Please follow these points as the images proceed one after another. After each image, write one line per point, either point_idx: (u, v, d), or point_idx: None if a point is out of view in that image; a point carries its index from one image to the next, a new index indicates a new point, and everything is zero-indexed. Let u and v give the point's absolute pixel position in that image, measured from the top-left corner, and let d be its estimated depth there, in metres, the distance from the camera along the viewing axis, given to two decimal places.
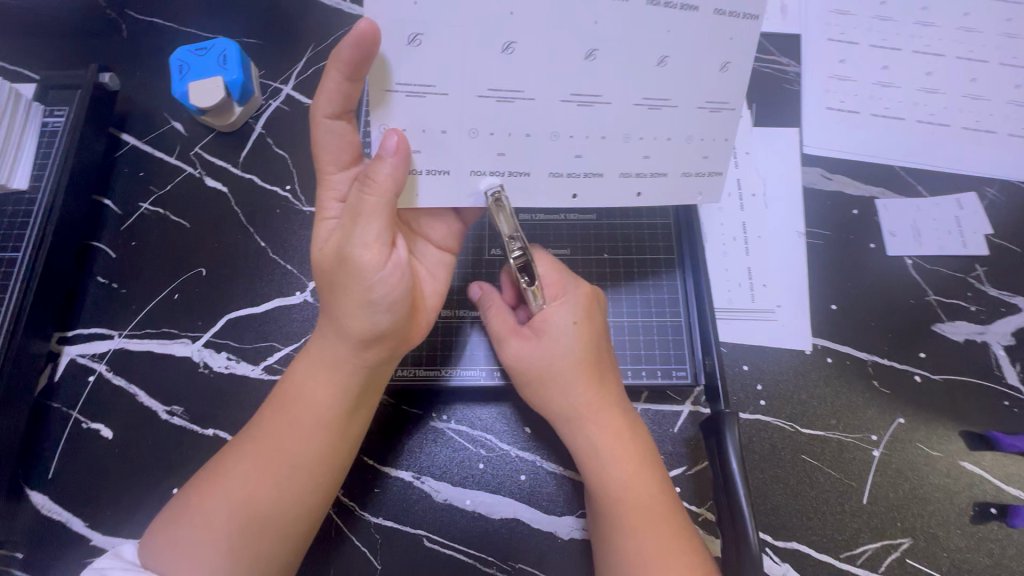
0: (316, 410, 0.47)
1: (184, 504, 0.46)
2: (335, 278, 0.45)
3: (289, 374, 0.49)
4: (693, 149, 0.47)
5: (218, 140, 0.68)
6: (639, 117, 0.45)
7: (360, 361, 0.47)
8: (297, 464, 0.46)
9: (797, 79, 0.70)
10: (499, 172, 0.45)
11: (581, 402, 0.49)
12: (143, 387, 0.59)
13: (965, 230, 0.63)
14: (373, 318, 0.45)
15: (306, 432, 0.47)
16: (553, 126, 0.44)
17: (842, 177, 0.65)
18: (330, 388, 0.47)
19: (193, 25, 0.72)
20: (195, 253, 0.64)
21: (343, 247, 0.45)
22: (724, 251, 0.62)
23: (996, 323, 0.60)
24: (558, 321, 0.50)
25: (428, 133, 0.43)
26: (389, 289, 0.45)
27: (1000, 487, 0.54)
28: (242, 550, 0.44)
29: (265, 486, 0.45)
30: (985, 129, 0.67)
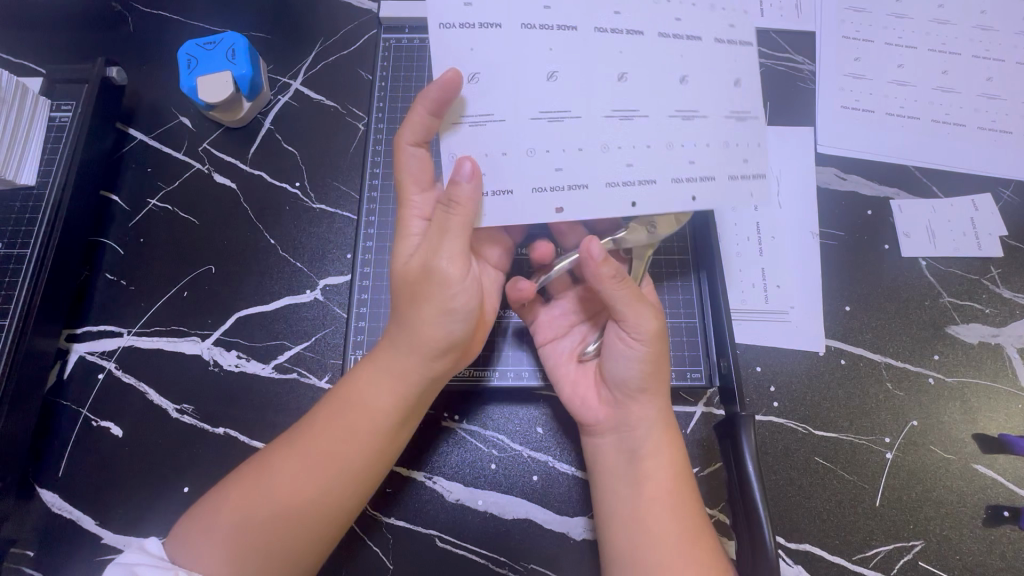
0: (375, 417, 0.47)
1: (221, 500, 0.45)
2: (416, 289, 0.46)
3: (348, 378, 0.49)
4: (733, 153, 0.45)
5: (226, 136, 0.67)
6: (676, 128, 0.44)
7: (427, 372, 0.48)
8: (347, 471, 0.46)
9: (812, 77, 0.69)
10: (558, 186, 0.43)
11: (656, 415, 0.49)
12: (153, 385, 0.59)
13: (979, 231, 0.62)
14: (447, 328, 0.46)
15: (360, 439, 0.47)
16: (602, 140, 0.43)
17: (856, 177, 0.65)
18: (392, 396, 0.47)
19: (201, 18, 0.71)
20: (205, 250, 0.63)
21: (428, 260, 0.46)
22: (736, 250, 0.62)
23: (1010, 325, 0.59)
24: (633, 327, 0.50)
25: (490, 156, 0.43)
26: (467, 300, 0.47)
27: (1012, 490, 0.54)
28: (277, 547, 0.44)
29: (315, 489, 0.45)
30: (1001, 129, 0.66)
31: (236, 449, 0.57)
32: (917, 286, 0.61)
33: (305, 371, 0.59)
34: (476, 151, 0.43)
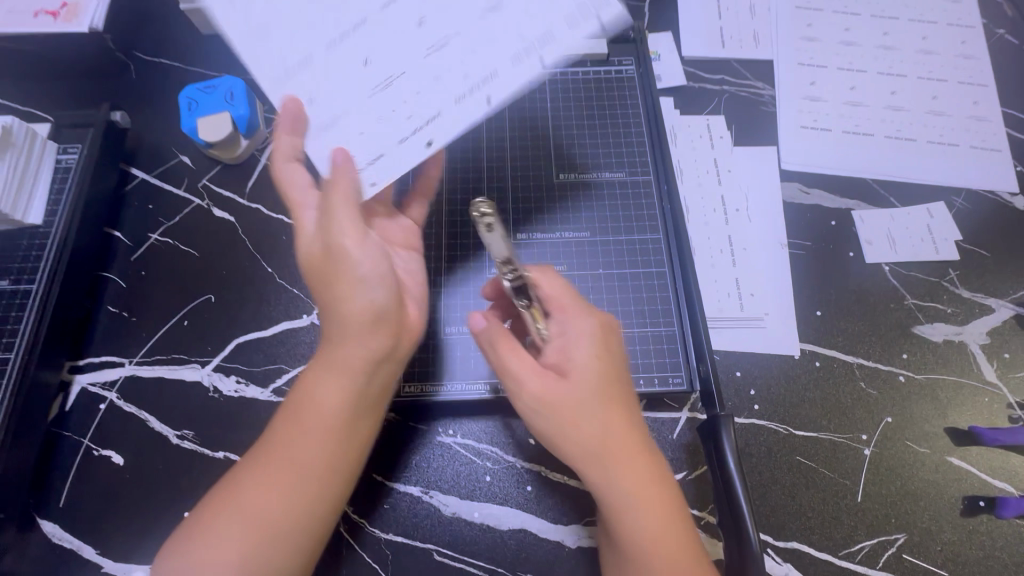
0: (323, 415, 0.47)
1: (198, 523, 0.46)
2: (324, 273, 0.48)
3: (299, 385, 0.49)
4: (593, 74, 0.46)
5: (224, 173, 0.71)
6: (523, 70, 0.46)
7: (365, 355, 0.48)
8: (302, 476, 0.47)
9: (772, 101, 0.75)
10: (386, 144, 0.46)
11: (609, 438, 0.45)
12: (154, 413, 0.60)
13: (936, 237, 0.67)
14: (367, 295, 0.47)
15: (310, 441, 0.47)
16: (414, 108, 0.47)
17: (819, 191, 0.69)
18: (335, 390, 0.48)
19: (198, 65, 0.78)
20: (204, 280, 0.66)
21: (325, 242, 0.48)
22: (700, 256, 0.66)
23: (972, 323, 0.63)
24: (579, 357, 0.46)
25: (348, 136, 0.47)
26: (376, 266, 0.48)
27: (986, 479, 0.57)
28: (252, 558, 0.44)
29: (276, 496, 0.46)
30: (949, 142, 0.72)
31: None
32: (880, 289, 0.64)
33: None
34: (349, 135, 0.47)
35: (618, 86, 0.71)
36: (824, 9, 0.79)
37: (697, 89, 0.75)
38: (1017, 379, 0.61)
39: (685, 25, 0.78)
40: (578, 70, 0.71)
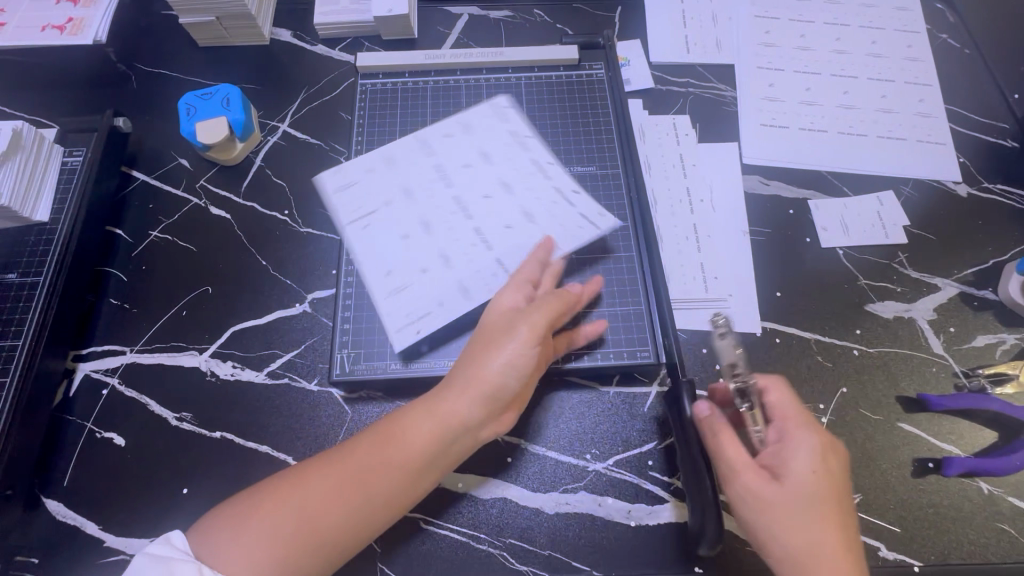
0: (409, 454, 0.51)
1: (250, 505, 0.49)
2: (490, 338, 0.54)
3: (414, 407, 0.54)
4: (446, 295, 0.60)
5: (221, 174, 0.76)
6: (485, 252, 0.62)
7: (467, 420, 0.52)
8: (379, 498, 0.50)
9: (733, 101, 0.80)
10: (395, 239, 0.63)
11: (812, 471, 0.48)
12: (154, 397, 0.63)
13: (886, 222, 0.72)
14: (507, 372, 0.52)
15: (393, 467, 0.51)
16: (426, 219, 0.64)
17: (778, 182, 0.75)
18: (448, 427, 0.52)
19: (196, 75, 0.83)
20: (202, 273, 0.70)
21: (507, 317, 0.55)
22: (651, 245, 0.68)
23: (919, 300, 0.68)
24: (797, 449, 0.49)
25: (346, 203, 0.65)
26: (519, 357, 0.52)
27: (934, 443, 0.61)
28: (297, 556, 0.47)
29: (337, 509, 0.49)
30: (897, 137, 0.77)
31: (233, 451, 0.61)
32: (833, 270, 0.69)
33: (296, 376, 0.64)
34: (387, 203, 0.65)
35: (589, 89, 0.76)
36: (780, 17, 0.86)
37: (665, 91, 0.81)
38: (962, 350, 0.65)
39: (652, 32, 0.84)
40: (552, 75, 0.77)
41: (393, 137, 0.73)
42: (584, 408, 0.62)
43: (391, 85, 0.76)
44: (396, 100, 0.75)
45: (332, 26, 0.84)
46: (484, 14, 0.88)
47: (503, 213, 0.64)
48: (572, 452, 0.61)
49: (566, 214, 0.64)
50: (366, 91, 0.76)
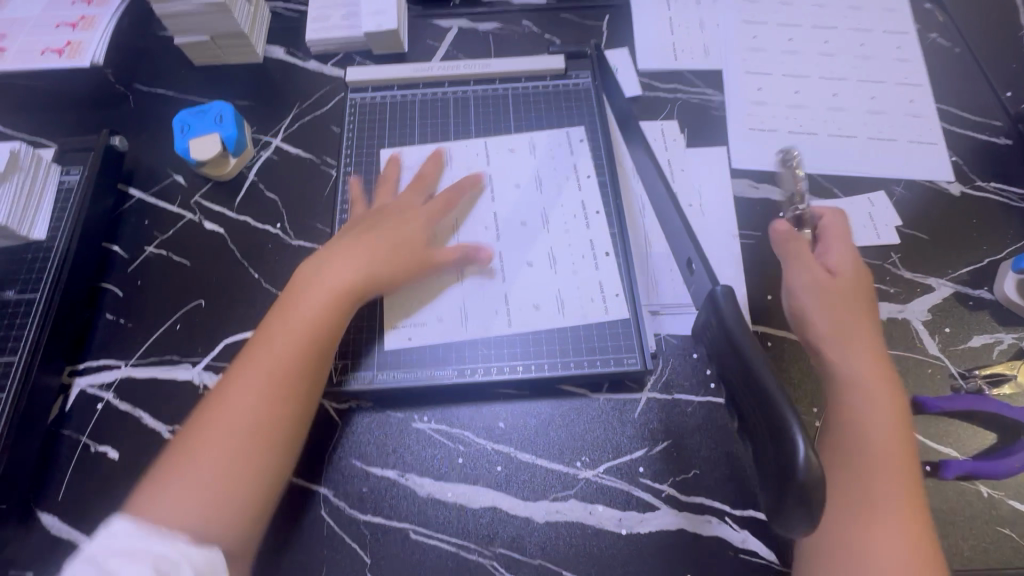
0: (286, 336, 0.56)
1: (163, 473, 0.51)
2: (363, 227, 0.64)
3: (264, 322, 0.59)
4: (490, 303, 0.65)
5: (216, 189, 0.77)
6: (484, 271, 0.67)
7: (321, 287, 0.59)
8: (276, 391, 0.54)
9: (721, 106, 0.80)
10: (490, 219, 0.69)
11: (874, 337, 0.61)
12: (148, 410, 0.64)
13: (878, 224, 0.71)
14: (354, 258, 0.61)
15: (260, 365, 0.55)
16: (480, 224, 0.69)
17: (767, 186, 0.75)
18: (301, 316, 0.57)
19: (193, 94, 0.85)
20: (196, 287, 0.70)
21: (371, 218, 0.65)
22: (597, 270, 0.66)
23: (914, 302, 0.67)
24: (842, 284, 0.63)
25: (480, 162, 0.73)
26: (383, 245, 0.63)
27: (931, 446, 0.60)
28: (228, 480, 0.50)
29: (241, 416, 0.53)
30: (888, 138, 0.77)
31: None
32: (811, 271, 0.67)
33: None
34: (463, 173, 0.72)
35: (576, 98, 0.77)
36: (768, 21, 0.86)
37: (652, 98, 0.81)
38: (959, 351, 0.64)
39: (639, 40, 0.85)
40: (539, 85, 0.77)
41: (382, 150, 0.75)
42: (573, 414, 0.62)
43: (380, 99, 0.77)
44: (384, 114, 0.77)
45: (323, 43, 0.85)
46: (473, 27, 0.89)
47: (516, 249, 0.68)
48: (561, 459, 0.60)
49: (562, 254, 0.67)
50: (355, 106, 0.78)
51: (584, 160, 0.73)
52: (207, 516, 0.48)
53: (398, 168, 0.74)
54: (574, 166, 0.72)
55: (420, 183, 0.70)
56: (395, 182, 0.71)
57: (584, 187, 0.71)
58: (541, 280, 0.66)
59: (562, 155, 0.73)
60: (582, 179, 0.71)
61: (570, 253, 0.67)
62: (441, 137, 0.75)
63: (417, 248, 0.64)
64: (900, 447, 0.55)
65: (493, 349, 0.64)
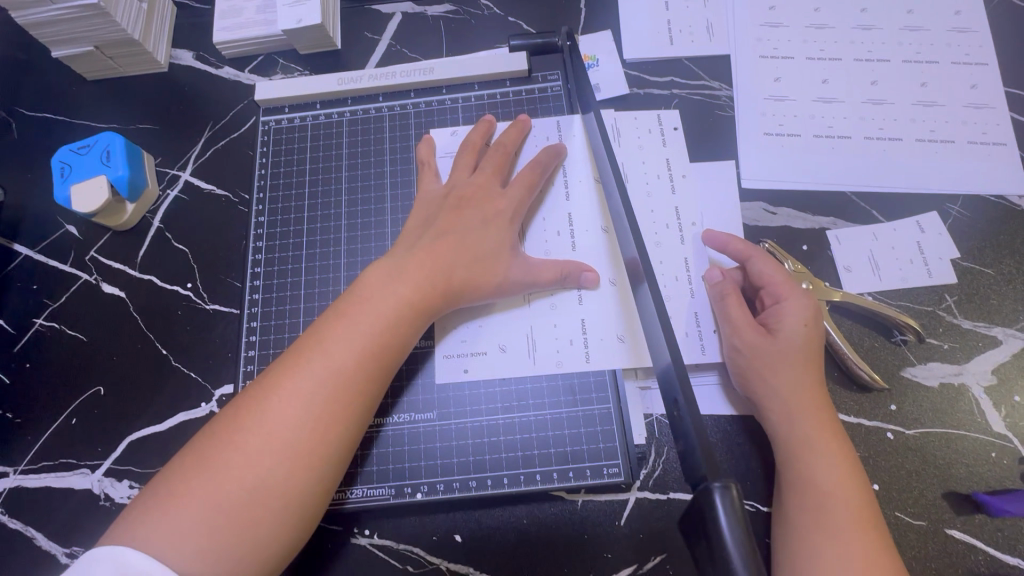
0: (332, 372, 0.44)
1: (164, 490, 0.40)
2: (448, 226, 0.51)
3: (303, 335, 0.46)
4: (506, 358, 0.52)
5: (114, 241, 0.64)
6: (492, 323, 0.53)
7: (384, 310, 0.46)
8: (291, 445, 0.42)
9: (730, 103, 0.64)
10: (556, 218, 0.56)
11: (802, 387, 0.46)
12: (41, 528, 0.54)
13: (928, 256, 0.57)
14: (394, 268, 0.48)
15: (299, 397, 0.43)
16: (573, 240, 0.55)
17: (787, 210, 0.59)
18: (359, 334, 0.45)
19: (85, 116, 0.70)
20: (94, 369, 0.59)
21: (467, 203, 0.53)
22: (589, 362, 0.51)
23: (974, 361, 0.53)
24: (791, 317, 0.49)
25: (548, 140, 0.59)
26: (473, 258, 0.50)
27: (994, 556, 0.48)
28: (225, 547, 0.39)
29: (249, 475, 0.40)
30: (942, 139, 0.61)
31: None
32: (835, 352, 0.53)
33: None
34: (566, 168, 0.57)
35: (545, 106, 0.61)
36: None
37: (643, 96, 0.65)
38: None
39: (626, 22, 0.67)
40: (496, 92, 0.62)
41: (303, 188, 0.61)
42: (546, 523, 0.50)
43: (300, 120, 0.63)
44: (305, 139, 0.62)
45: (235, 45, 0.69)
46: (420, 11, 0.71)
47: (486, 331, 0.53)
48: None
49: (546, 341, 0.52)
50: (269, 130, 0.63)
51: (582, 209, 0.56)
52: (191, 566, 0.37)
53: (322, 209, 0.59)
54: (569, 218, 0.55)
55: (499, 161, 0.55)
56: (477, 156, 0.56)
57: (580, 246, 0.54)
58: (511, 376, 0.51)
59: (551, 201, 0.56)
60: (581, 232, 0.55)
61: (553, 336, 0.52)
62: (375, 169, 0.60)
63: (493, 264, 0.50)
64: (826, 528, 0.41)
65: (449, 444, 0.51)
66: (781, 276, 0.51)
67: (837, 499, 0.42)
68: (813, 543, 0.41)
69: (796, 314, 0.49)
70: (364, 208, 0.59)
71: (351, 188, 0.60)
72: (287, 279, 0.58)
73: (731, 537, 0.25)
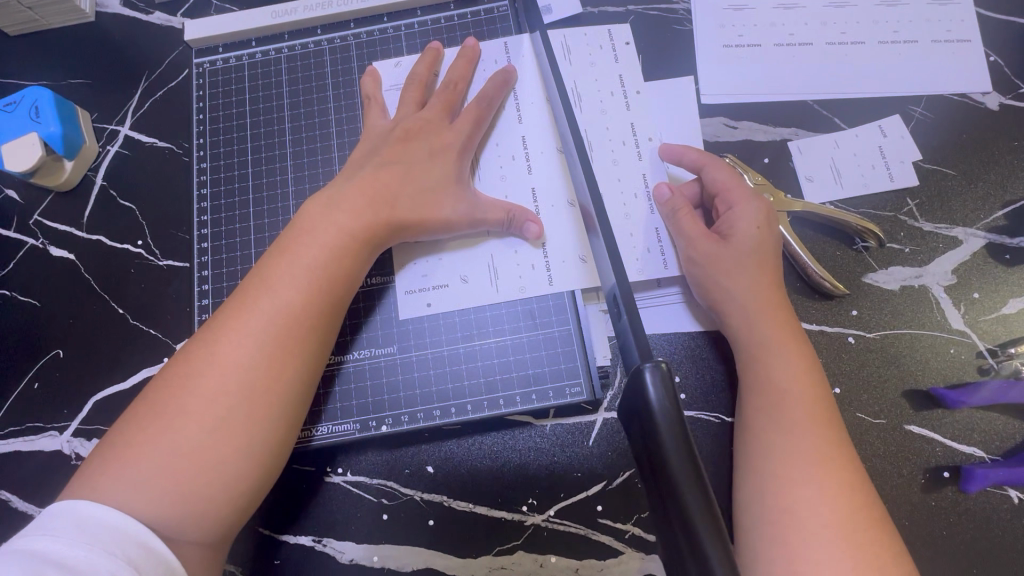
0: (282, 307, 0.43)
1: (118, 441, 0.40)
2: (394, 154, 0.49)
3: (247, 278, 0.45)
4: (465, 288, 0.51)
5: (56, 203, 0.61)
6: (451, 255, 0.52)
7: (330, 241, 0.45)
8: (245, 380, 0.41)
9: (687, 17, 0.61)
10: (508, 143, 0.54)
11: (756, 292, 0.47)
12: (16, 491, 0.54)
13: (890, 160, 0.56)
14: (336, 201, 0.47)
15: (247, 337, 0.42)
16: (527, 165, 0.53)
17: (748, 123, 0.58)
18: (306, 267, 0.44)
19: (9, 73, 0.65)
20: (51, 334, 0.58)
21: (413, 132, 0.51)
22: (551, 285, 0.50)
23: (934, 262, 0.53)
24: (745, 224, 0.48)
25: (498, 63, 0.56)
26: (419, 185, 0.49)
27: (951, 447, 0.49)
28: (188, 484, 0.39)
29: (203, 415, 0.40)
30: (905, 39, 0.59)
31: None
32: (795, 261, 0.53)
33: None
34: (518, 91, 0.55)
35: (493, 29, 0.58)
36: None
37: (597, 15, 0.62)
38: (989, 322, 0.51)
39: None
40: (440, 17, 0.59)
41: (245, 132, 0.58)
42: (516, 448, 0.51)
43: (236, 60, 0.60)
44: (243, 80, 0.59)
45: None
46: None
47: (445, 263, 0.52)
48: (504, 504, 0.50)
49: (506, 268, 0.51)
50: (205, 73, 0.60)
51: (536, 132, 0.54)
52: (153, 505, 0.38)
53: (266, 153, 0.57)
54: (523, 142, 0.54)
55: (446, 89, 0.53)
56: (424, 85, 0.54)
57: (536, 169, 0.53)
58: (471, 305, 0.51)
59: (503, 126, 0.54)
60: (536, 155, 0.53)
61: (512, 263, 0.51)
62: (319, 106, 0.58)
63: (442, 193, 0.49)
64: (780, 422, 0.42)
65: (413, 377, 0.51)
66: (734, 183, 0.50)
67: (792, 397, 0.43)
68: (767, 441, 0.42)
69: (748, 220, 0.49)
70: (310, 148, 0.57)
71: (295, 129, 0.57)
72: (236, 226, 0.56)
73: (662, 413, 0.28)
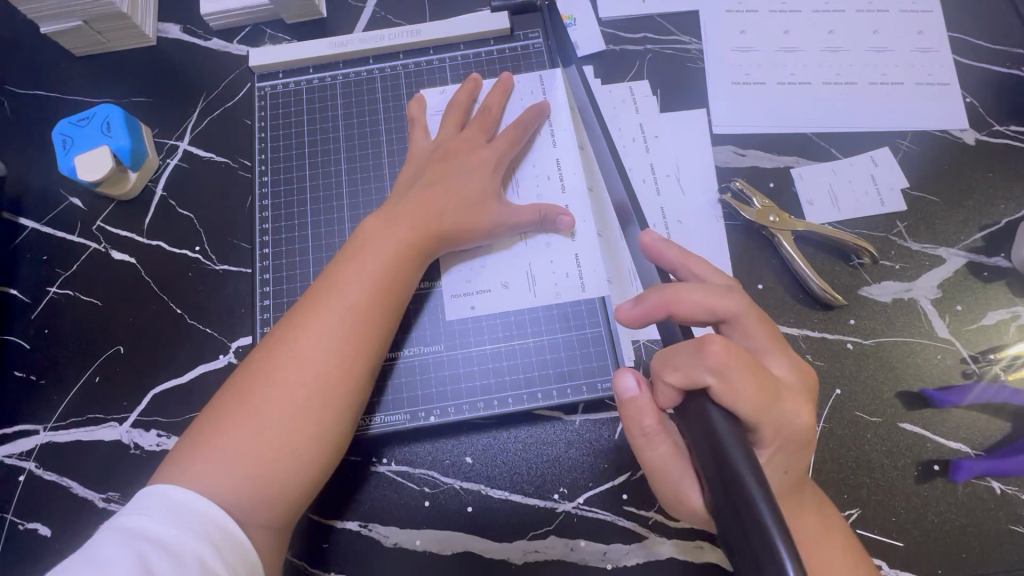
0: (350, 308, 0.48)
1: (203, 429, 0.44)
2: (443, 171, 0.55)
3: (317, 283, 0.50)
4: (505, 294, 0.57)
5: (119, 210, 0.66)
6: (492, 264, 0.57)
7: (392, 251, 0.51)
8: (319, 374, 0.46)
9: (700, 56, 0.68)
10: (544, 165, 0.60)
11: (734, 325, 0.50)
12: (76, 477, 0.57)
13: (881, 187, 0.62)
14: (395, 215, 0.52)
15: (320, 336, 0.47)
16: (562, 184, 0.59)
17: (755, 151, 0.64)
18: (371, 273, 0.49)
19: (76, 91, 0.71)
20: (112, 331, 0.62)
21: (460, 153, 0.57)
22: (584, 291, 0.56)
23: (921, 278, 0.59)
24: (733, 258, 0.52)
25: (534, 93, 0.63)
26: (466, 200, 0.54)
27: (940, 442, 0.54)
28: (269, 467, 0.43)
29: (283, 405, 0.44)
30: (892, 82, 0.66)
31: None
32: (799, 274, 0.59)
33: None
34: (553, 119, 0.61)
35: (528, 63, 0.65)
36: None
37: (619, 52, 0.69)
38: (971, 331, 0.58)
39: None
40: (480, 52, 0.65)
41: (303, 151, 0.64)
42: (549, 441, 0.55)
43: (295, 85, 0.66)
44: (301, 103, 0.65)
45: (223, 16, 0.70)
46: None
47: (488, 270, 0.57)
48: (537, 492, 0.54)
49: (544, 275, 0.57)
50: (266, 95, 0.66)
51: (569, 155, 0.60)
52: (239, 485, 0.42)
53: (322, 169, 0.63)
54: (558, 163, 0.60)
55: (486, 117, 0.59)
56: (466, 110, 0.60)
57: (569, 188, 0.59)
58: (511, 308, 0.56)
59: (538, 149, 0.60)
60: (569, 175, 0.59)
61: (549, 271, 0.57)
62: (371, 128, 0.64)
63: (486, 208, 0.55)
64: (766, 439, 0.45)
65: (457, 374, 0.56)
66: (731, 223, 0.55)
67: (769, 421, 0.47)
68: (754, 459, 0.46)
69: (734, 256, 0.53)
70: (362, 167, 0.63)
71: (349, 148, 0.63)
72: (293, 235, 0.62)
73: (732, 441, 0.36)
